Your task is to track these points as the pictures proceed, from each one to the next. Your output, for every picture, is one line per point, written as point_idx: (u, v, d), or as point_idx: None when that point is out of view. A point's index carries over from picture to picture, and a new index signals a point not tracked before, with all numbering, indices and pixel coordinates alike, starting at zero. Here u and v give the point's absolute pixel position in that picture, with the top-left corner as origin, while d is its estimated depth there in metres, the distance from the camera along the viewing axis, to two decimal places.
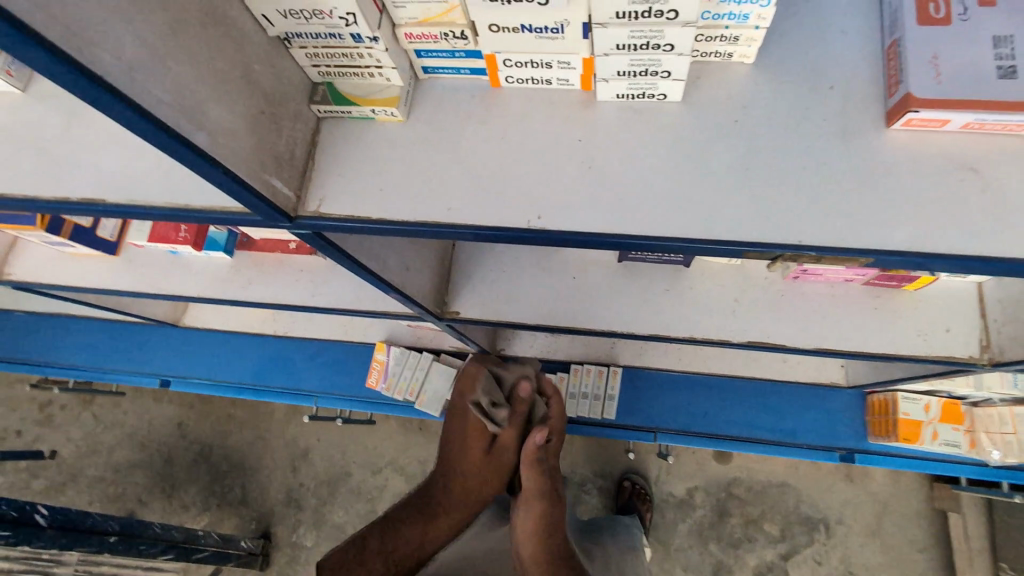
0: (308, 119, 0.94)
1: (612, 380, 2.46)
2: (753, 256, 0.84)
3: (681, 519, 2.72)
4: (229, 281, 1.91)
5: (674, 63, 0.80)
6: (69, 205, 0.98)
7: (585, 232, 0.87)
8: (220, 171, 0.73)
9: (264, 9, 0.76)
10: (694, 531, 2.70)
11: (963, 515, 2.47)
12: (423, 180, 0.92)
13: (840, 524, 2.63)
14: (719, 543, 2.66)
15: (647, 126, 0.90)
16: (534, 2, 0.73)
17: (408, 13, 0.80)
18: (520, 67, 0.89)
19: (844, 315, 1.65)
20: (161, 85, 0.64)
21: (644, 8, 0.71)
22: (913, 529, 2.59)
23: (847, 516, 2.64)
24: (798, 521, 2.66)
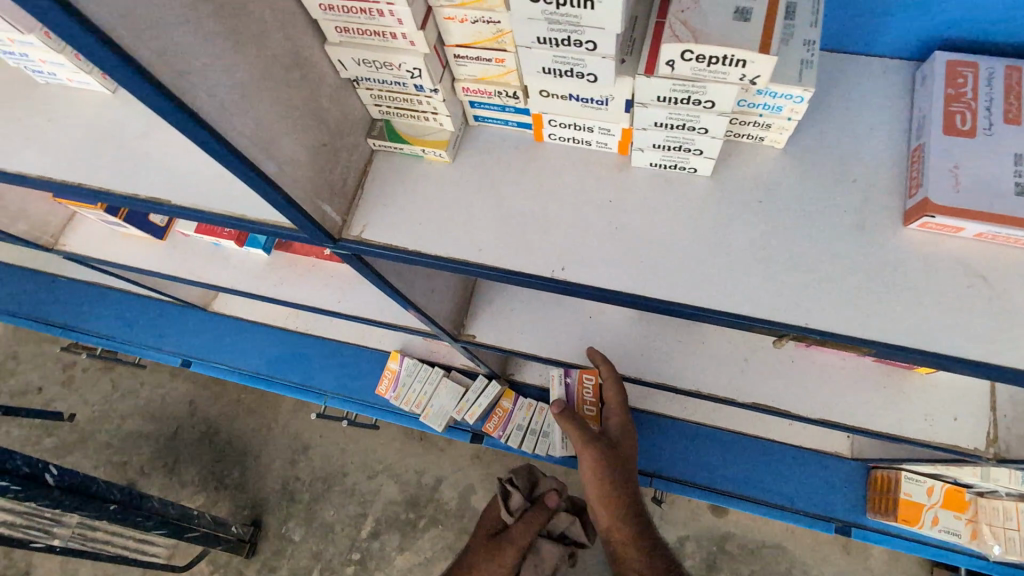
0: (364, 151, 1.02)
1: None
2: (759, 330, 0.89)
3: None
4: (264, 278, 2.01)
5: (706, 144, 0.86)
6: (137, 201, 1.08)
7: (604, 288, 0.93)
8: (282, 198, 0.81)
9: (341, 55, 0.84)
10: None
11: None
12: (460, 220, 0.99)
13: None
14: None
15: (675, 197, 0.96)
16: (584, 78, 0.79)
17: (468, 71, 0.88)
18: (563, 127, 0.95)
19: (853, 390, 1.67)
20: (244, 120, 0.72)
21: (684, 96, 0.77)
22: None
23: None
24: None
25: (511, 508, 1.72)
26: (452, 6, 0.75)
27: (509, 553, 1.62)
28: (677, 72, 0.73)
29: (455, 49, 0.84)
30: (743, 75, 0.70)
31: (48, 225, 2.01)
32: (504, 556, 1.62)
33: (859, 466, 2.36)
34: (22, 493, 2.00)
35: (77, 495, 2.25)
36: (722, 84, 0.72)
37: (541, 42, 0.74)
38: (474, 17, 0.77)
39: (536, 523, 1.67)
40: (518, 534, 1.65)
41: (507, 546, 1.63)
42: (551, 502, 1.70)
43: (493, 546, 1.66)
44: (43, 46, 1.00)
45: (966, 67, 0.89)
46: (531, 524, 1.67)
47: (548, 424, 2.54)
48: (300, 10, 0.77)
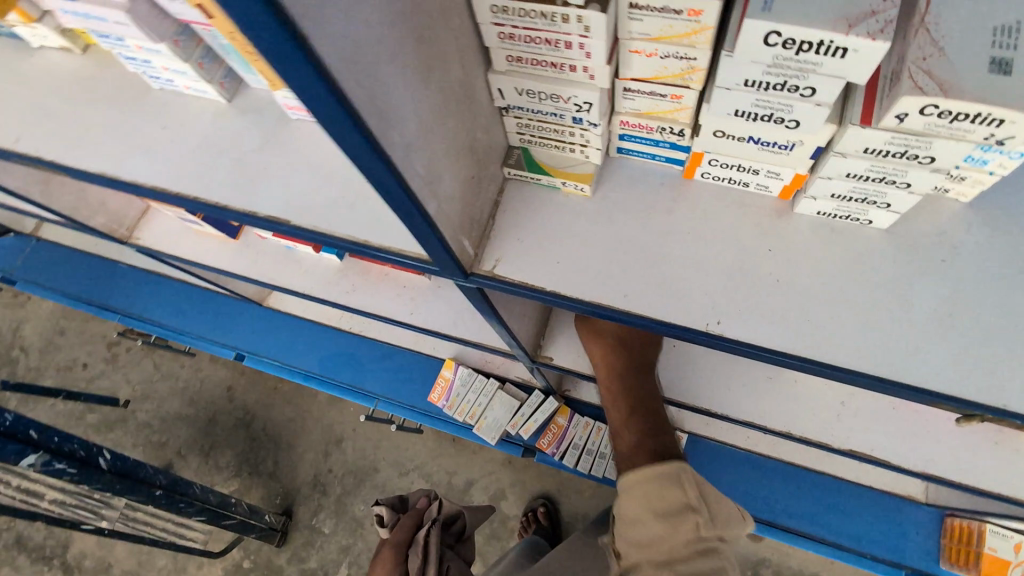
0: (498, 179, 0.96)
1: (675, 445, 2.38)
2: (942, 407, 0.80)
3: None
4: (334, 285, 1.97)
5: (899, 198, 0.78)
6: (255, 220, 1.03)
7: (763, 346, 0.85)
8: (436, 236, 0.76)
9: (503, 85, 0.77)
10: None
11: None
12: (599, 262, 0.92)
13: None
14: None
15: (845, 250, 0.87)
16: (781, 124, 0.72)
17: (633, 105, 0.81)
18: (723, 167, 0.88)
19: (958, 444, 1.54)
20: (421, 161, 0.67)
21: (899, 150, 0.68)
22: None
23: None
24: None
25: (386, 524, 1.61)
26: (644, 40, 0.68)
27: (388, 556, 1.44)
28: (905, 125, 0.64)
29: (629, 82, 0.76)
30: (991, 134, 0.62)
31: (123, 218, 2.00)
32: (381, 559, 1.45)
33: (932, 513, 2.21)
34: (79, 477, 1.93)
35: (127, 479, 2.22)
36: (957, 141, 0.64)
37: (747, 84, 0.66)
38: (667, 51, 0.69)
39: (408, 521, 1.51)
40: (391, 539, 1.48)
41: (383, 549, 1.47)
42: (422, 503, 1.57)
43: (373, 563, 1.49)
44: (172, 56, 0.96)
45: None
46: (403, 526, 1.50)
47: (606, 445, 2.49)
48: (475, 36, 0.71)
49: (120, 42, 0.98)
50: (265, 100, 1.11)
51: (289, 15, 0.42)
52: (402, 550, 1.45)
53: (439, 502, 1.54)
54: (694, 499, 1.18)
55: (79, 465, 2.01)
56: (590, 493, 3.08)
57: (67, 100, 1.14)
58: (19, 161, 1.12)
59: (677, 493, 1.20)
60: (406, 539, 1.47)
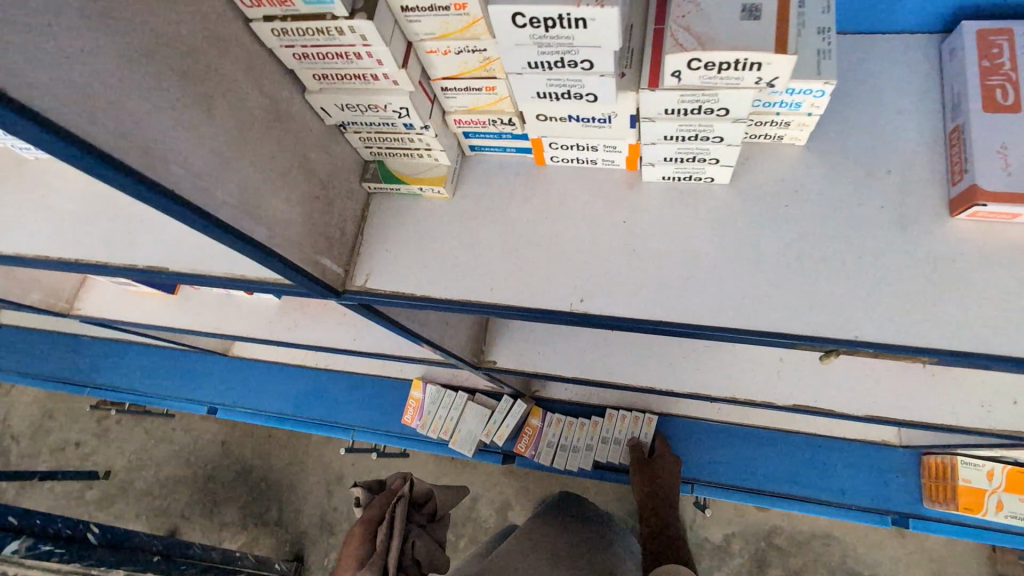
0: (359, 196, 0.97)
1: (646, 426, 2.37)
2: (803, 347, 0.81)
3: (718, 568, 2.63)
4: (276, 323, 1.97)
5: (723, 152, 0.79)
6: (134, 271, 1.05)
7: (626, 316, 0.86)
8: (275, 260, 0.77)
9: (323, 103, 0.79)
10: None
11: None
12: (467, 261, 0.93)
13: None
14: None
15: (694, 210, 0.89)
16: (583, 99, 0.73)
17: (458, 103, 0.83)
18: (565, 149, 0.90)
19: (896, 385, 1.53)
20: (226, 189, 0.68)
21: (694, 106, 0.70)
22: None
23: None
24: None
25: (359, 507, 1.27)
26: (433, 39, 0.70)
27: (356, 539, 1.13)
28: (685, 82, 0.66)
29: (442, 82, 0.78)
30: (759, 78, 0.64)
31: (60, 291, 2.01)
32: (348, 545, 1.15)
33: (910, 453, 2.23)
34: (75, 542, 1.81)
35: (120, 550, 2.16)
36: (736, 90, 0.66)
37: (532, 67, 0.68)
38: (459, 47, 0.71)
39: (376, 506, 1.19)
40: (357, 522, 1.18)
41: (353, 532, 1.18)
42: (396, 484, 1.23)
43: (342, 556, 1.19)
44: None
45: (998, 36, 0.82)
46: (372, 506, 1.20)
47: (579, 439, 2.44)
48: (274, 62, 0.73)
49: None
50: None
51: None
52: (370, 530, 1.15)
53: (411, 478, 1.20)
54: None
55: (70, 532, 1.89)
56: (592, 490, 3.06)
57: None
58: None
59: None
60: (380, 516, 1.17)
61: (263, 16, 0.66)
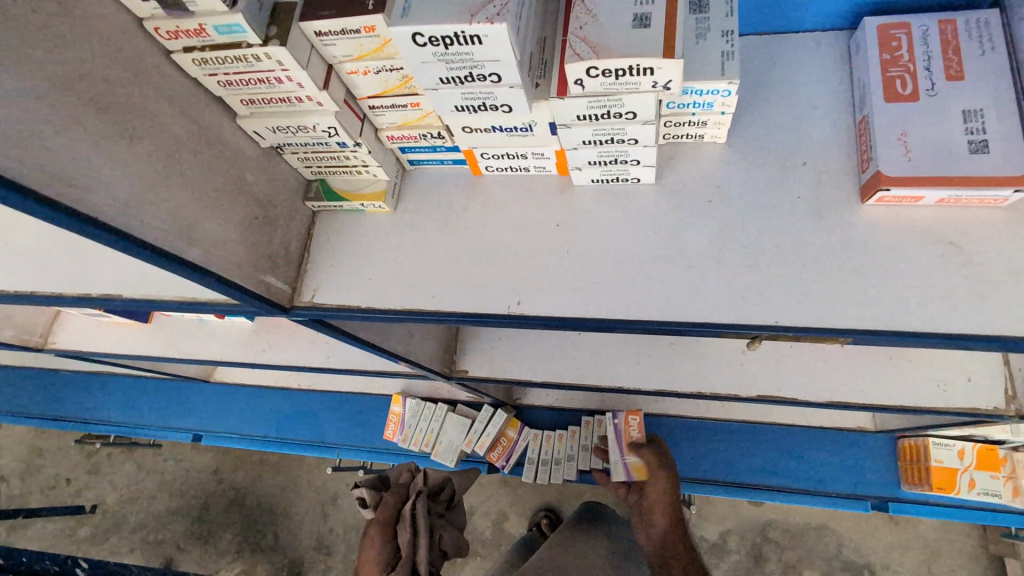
0: (304, 214, 1.00)
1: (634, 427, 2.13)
2: (730, 335, 0.85)
3: (715, 566, 2.64)
4: (252, 345, 1.98)
5: (641, 153, 0.83)
6: (89, 300, 1.07)
7: (562, 316, 0.89)
8: (214, 281, 0.79)
9: (255, 127, 0.82)
10: None
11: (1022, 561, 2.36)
12: (410, 272, 0.96)
13: (886, 570, 2.52)
14: None
15: (624, 210, 0.92)
16: (500, 110, 0.77)
17: (388, 120, 0.86)
18: (497, 158, 0.93)
19: (856, 369, 1.58)
20: (157, 215, 0.71)
21: (603, 111, 0.74)
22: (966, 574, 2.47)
23: (895, 563, 2.53)
24: (841, 566, 2.56)
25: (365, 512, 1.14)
26: (351, 61, 0.74)
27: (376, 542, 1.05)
28: (589, 89, 0.70)
29: (368, 101, 0.82)
30: (655, 82, 0.68)
31: (34, 326, 2.03)
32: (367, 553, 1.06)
33: (885, 438, 2.26)
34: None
35: None
36: (637, 94, 0.70)
37: (445, 82, 0.71)
38: (376, 66, 0.74)
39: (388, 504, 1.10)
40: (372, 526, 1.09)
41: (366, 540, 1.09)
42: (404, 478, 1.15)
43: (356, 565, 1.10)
44: None
45: (897, 29, 0.86)
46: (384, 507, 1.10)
47: (559, 450, 2.43)
48: (201, 90, 0.76)
49: None
50: None
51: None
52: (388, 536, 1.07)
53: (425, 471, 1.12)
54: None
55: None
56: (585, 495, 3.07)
57: None
58: None
59: None
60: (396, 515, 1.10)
61: (183, 48, 0.69)
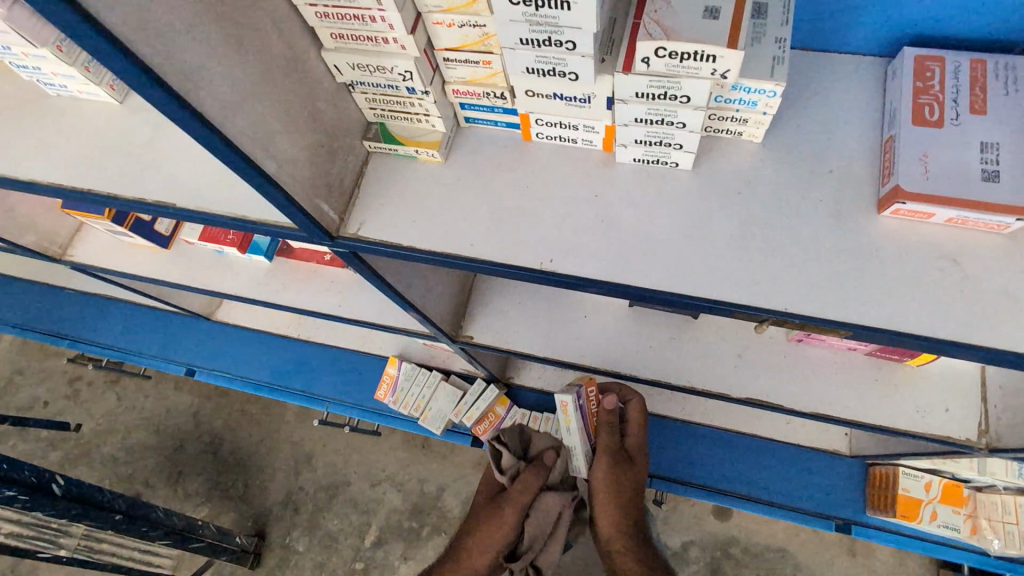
0: (359, 153, 1.06)
1: None
2: (743, 316, 0.93)
3: None
4: (267, 285, 2.05)
5: (685, 138, 0.90)
6: (141, 205, 1.13)
7: (590, 278, 0.96)
8: (282, 195, 0.86)
9: (336, 60, 0.88)
10: None
11: None
12: (454, 219, 1.03)
13: None
14: None
15: (659, 192, 1.00)
16: (566, 77, 0.84)
17: (457, 74, 0.93)
18: (549, 126, 1.00)
19: (843, 387, 1.67)
20: (247, 123, 0.77)
21: (661, 92, 0.81)
22: None
23: None
24: None
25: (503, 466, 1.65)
26: (440, 11, 0.80)
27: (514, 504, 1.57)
28: (652, 68, 0.77)
29: (444, 52, 0.88)
30: (714, 70, 0.75)
31: (55, 236, 2.07)
32: (503, 513, 1.58)
33: (857, 463, 2.36)
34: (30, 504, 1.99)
35: (83, 505, 2.22)
36: (696, 79, 0.77)
37: (524, 43, 0.78)
38: (461, 21, 0.81)
39: (535, 481, 1.58)
40: (515, 497, 1.58)
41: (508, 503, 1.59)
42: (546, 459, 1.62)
43: (492, 505, 1.62)
44: (56, 59, 1.06)
45: (933, 61, 0.93)
46: (530, 485, 1.58)
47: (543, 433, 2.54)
48: (298, 17, 0.82)
49: (8, 50, 1.08)
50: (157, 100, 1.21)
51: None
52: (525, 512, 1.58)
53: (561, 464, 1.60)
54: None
55: (31, 491, 2.04)
56: None
57: None
58: None
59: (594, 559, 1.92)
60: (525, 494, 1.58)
61: None
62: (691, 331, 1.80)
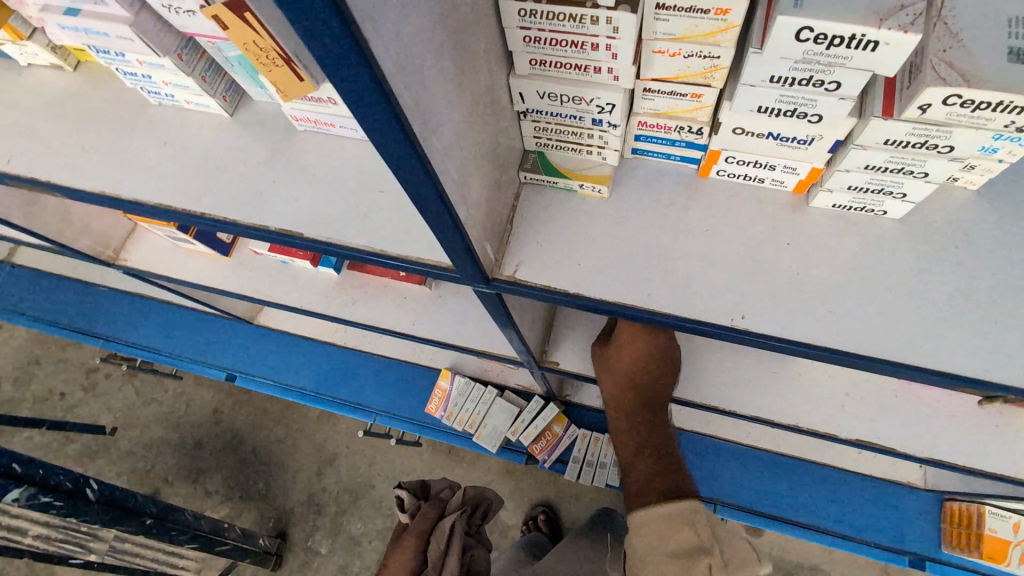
0: (515, 184, 0.96)
1: None
2: (960, 390, 0.83)
3: None
4: (333, 298, 1.94)
5: (915, 188, 0.79)
6: (264, 233, 1.01)
7: (782, 337, 0.86)
8: (463, 241, 0.75)
9: (525, 88, 0.77)
10: None
11: None
12: (625, 265, 0.92)
13: None
14: None
15: (860, 242, 0.89)
16: (804, 119, 0.73)
17: (652, 105, 0.82)
18: (738, 164, 0.89)
19: (959, 431, 1.55)
20: (454, 166, 0.66)
21: (919, 140, 0.71)
22: None
23: None
24: None
25: (405, 509, 1.53)
26: (668, 40, 0.69)
27: (412, 539, 1.39)
28: (927, 116, 0.66)
29: (649, 82, 0.77)
30: (1010, 121, 0.64)
31: (109, 238, 1.94)
32: (402, 548, 1.38)
33: (932, 497, 2.26)
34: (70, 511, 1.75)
35: (114, 509, 2.02)
36: (977, 129, 0.66)
37: (772, 80, 0.67)
38: (690, 51, 0.70)
39: (433, 509, 1.46)
40: (414, 527, 1.41)
41: (405, 538, 1.41)
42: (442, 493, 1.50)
43: (391, 550, 1.42)
44: (175, 69, 0.93)
45: None
46: (427, 514, 1.44)
47: (606, 455, 2.48)
48: (501, 40, 0.71)
49: (120, 57, 0.95)
50: (270, 112, 1.09)
51: (346, 12, 0.41)
52: (423, 542, 1.38)
53: (457, 488, 1.48)
54: (708, 540, 1.04)
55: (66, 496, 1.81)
56: (588, 497, 3.03)
57: (61, 117, 1.12)
58: (9, 182, 1.10)
59: (689, 533, 1.06)
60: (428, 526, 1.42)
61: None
62: (793, 365, 1.70)
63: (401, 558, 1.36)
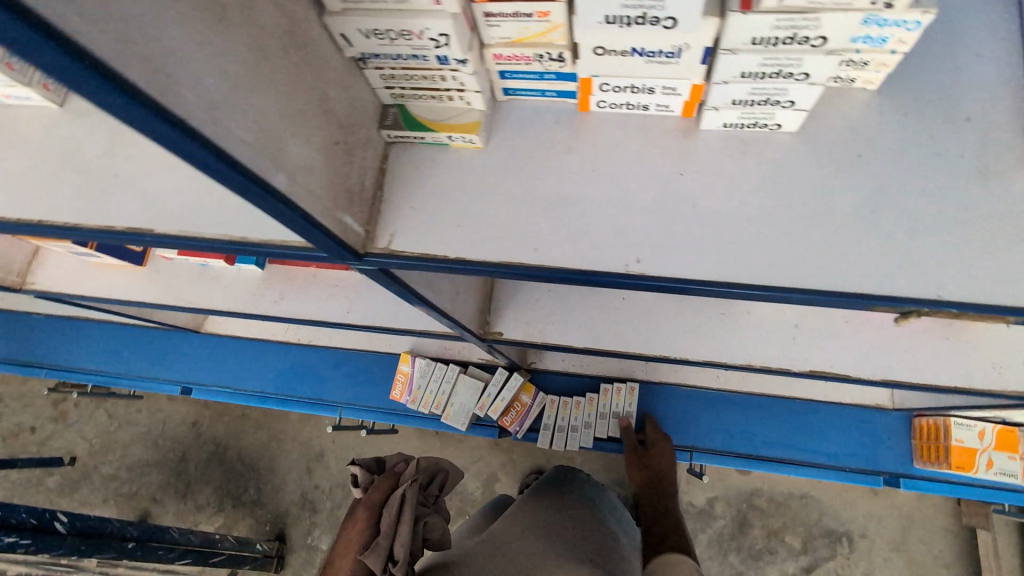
0: (377, 144, 0.86)
1: (630, 397, 2.38)
2: (878, 308, 0.76)
3: (701, 530, 2.68)
4: (260, 295, 1.84)
5: (801, 94, 0.71)
6: (113, 233, 0.93)
7: (681, 278, 0.79)
8: (296, 214, 0.65)
9: (345, 28, 0.67)
10: (714, 542, 2.65)
11: (993, 533, 2.43)
12: (509, 221, 0.84)
13: (863, 538, 2.58)
14: (740, 555, 2.62)
15: (756, 162, 0.81)
16: (658, 25, 0.64)
17: (501, 33, 0.72)
18: (615, 93, 0.80)
19: (912, 346, 1.53)
20: (244, 124, 0.56)
21: (787, 35, 0.62)
22: (939, 546, 2.53)
23: (871, 530, 2.58)
24: (820, 533, 2.61)
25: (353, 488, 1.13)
26: None
27: (364, 514, 1.03)
28: (787, 2, 0.59)
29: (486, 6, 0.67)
30: None
31: (11, 263, 1.81)
32: (350, 531, 1.02)
33: (900, 416, 2.26)
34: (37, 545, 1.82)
35: (93, 537, 2.05)
36: (845, 12, 0.59)
37: None
38: None
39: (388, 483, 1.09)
40: (363, 506, 1.04)
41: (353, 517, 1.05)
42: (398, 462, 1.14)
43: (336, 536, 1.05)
44: None
45: None
46: (380, 487, 1.08)
47: (574, 418, 2.39)
48: None
49: None
50: None
51: None
52: (377, 522, 1.03)
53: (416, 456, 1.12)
54: None
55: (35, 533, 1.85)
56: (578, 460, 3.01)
57: None
58: None
59: None
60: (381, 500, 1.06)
61: None
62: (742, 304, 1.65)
63: (350, 543, 1.01)
